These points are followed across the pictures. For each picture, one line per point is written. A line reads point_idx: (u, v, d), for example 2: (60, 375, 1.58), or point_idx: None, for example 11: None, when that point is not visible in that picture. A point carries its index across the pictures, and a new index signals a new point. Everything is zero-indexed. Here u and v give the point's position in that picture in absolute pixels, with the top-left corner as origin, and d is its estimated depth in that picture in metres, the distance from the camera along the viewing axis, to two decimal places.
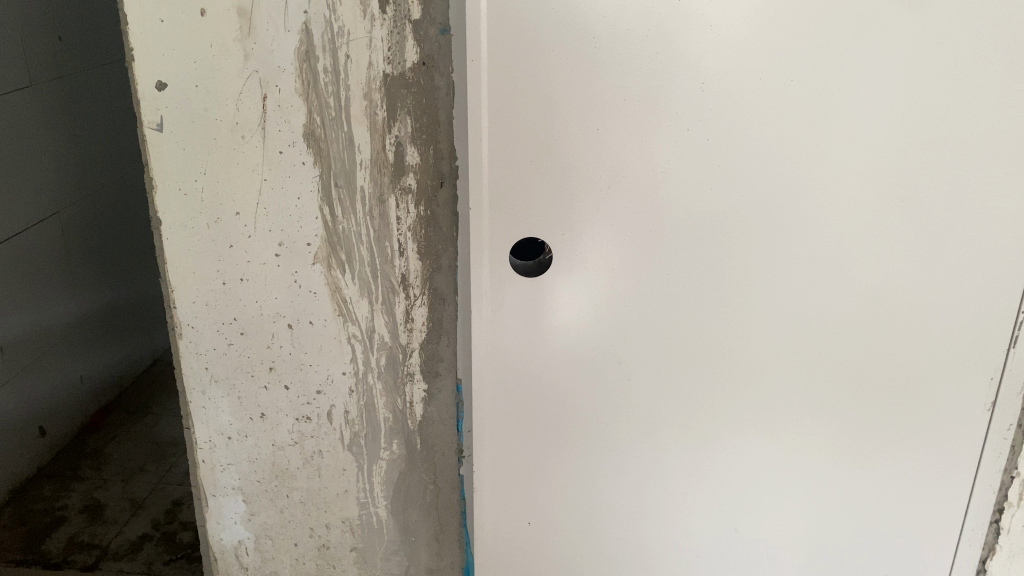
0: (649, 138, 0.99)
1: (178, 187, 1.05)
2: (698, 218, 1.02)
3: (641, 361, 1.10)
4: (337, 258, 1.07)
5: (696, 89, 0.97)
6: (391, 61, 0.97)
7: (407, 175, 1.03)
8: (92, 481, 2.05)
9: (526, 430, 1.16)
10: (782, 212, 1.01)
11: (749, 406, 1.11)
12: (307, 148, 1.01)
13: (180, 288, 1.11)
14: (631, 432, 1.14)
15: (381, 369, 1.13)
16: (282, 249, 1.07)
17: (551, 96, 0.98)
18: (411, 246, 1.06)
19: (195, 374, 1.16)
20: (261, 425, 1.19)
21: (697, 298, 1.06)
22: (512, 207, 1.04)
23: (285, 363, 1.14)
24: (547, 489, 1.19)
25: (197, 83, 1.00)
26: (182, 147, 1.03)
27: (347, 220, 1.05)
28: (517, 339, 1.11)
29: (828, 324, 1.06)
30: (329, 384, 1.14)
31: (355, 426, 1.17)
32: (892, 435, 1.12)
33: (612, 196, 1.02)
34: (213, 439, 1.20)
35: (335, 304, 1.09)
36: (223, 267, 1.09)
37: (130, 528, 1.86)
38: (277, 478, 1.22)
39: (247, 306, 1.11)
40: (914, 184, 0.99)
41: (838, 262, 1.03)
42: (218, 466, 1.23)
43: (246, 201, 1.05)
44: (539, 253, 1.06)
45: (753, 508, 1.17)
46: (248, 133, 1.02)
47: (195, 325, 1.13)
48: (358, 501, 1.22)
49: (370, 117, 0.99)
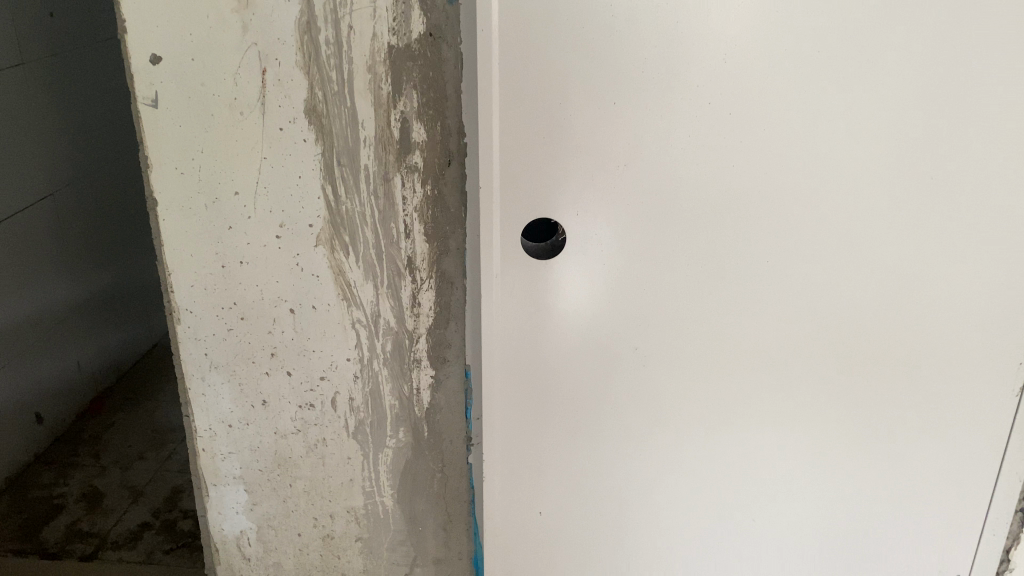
0: (668, 115, 0.95)
1: (175, 166, 1.01)
2: (718, 196, 0.98)
3: (659, 348, 1.06)
4: (341, 240, 1.03)
5: (718, 63, 0.92)
6: (396, 33, 0.93)
7: (412, 152, 0.98)
8: (91, 469, 2.01)
9: (536, 420, 1.11)
10: (810, 191, 0.97)
11: (771, 394, 1.08)
12: (308, 125, 0.97)
13: (177, 272, 1.07)
14: (645, 420, 1.10)
15: (386, 355, 1.09)
16: (284, 231, 1.03)
17: (566, 69, 0.93)
18: (417, 226, 1.02)
19: (194, 361, 1.12)
20: (262, 413, 1.14)
21: (717, 283, 1.02)
22: (523, 185, 0.99)
23: (287, 349, 1.10)
24: (560, 479, 1.15)
25: (194, 57, 0.95)
26: (179, 125, 0.99)
27: (350, 200, 1.01)
28: (529, 325, 1.06)
29: (855, 309, 1.02)
30: (333, 370, 1.10)
31: (360, 414, 1.13)
32: (917, 424, 1.08)
33: (629, 174, 0.97)
34: (213, 427, 1.16)
35: (339, 287, 1.05)
36: (223, 249, 1.05)
37: (129, 516, 1.82)
38: (280, 467, 1.18)
39: (247, 289, 1.07)
40: (944, 160, 0.95)
41: (866, 244, 0.99)
42: (218, 456, 1.18)
43: (245, 180, 1.01)
44: (551, 235, 1.01)
45: (773, 501, 1.14)
46: (246, 110, 0.97)
47: (193, 310, 1.09)
48: (364, 490, 1.18)
49: (375, 92, 0.95)
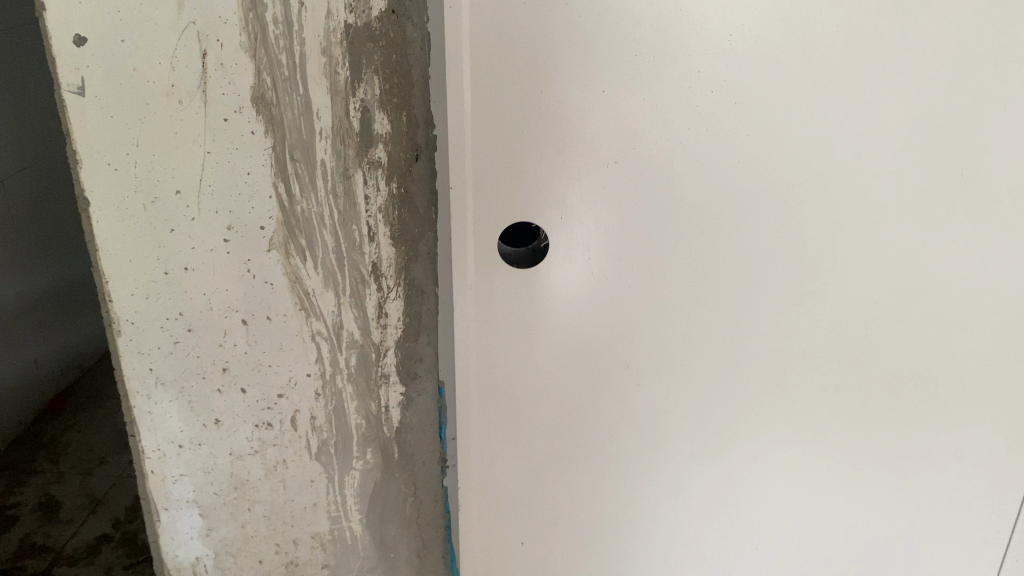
0: (665, 102, 0.85)
1: (106, 161, 0.82)
2: (714, 201, 0.89)
3: (651, 359, 0.98)
4: (297, 244, 0.89)
5: (720, 47, 0.82)
6: (354, 10, 0.80)
7: (375, 146, 0.86)
8: (47, 477, 1.90)
9: (515, 432, 1.07)
10: (821, 187, 0.88)
11: (773, 404, 1.00)
12: (256, 115, 0.81)
13: (110, 278, 0.88)
14: (632, 435, 1.04)
15: (351, 371, 0.97)
16: (232, 233, 0.87)
17: (550, 56, 0.84)
18: (382, 229, 0.90)
19: (135, 376, 0.93)
20: (216, 434, 0.98)
21: (714, 289, 0.94)
22: (501, 188, 0.92)
23: (242, 364, 0.94)
24: (541, 490, 1.11)
25: (123, 38, 0.77)
26: (110, 114, 0.80)
27: (306, 199, 0.86)
28: (511, 334, 1.01)
29: (866, 319, 0.94)
30: (292, 387, 0.97)
31: (324, 434, 1.00)
32: (930, 435, 1.01)
33: (617, 173, 0.89)
34: (161, 446, 0.99)
35: (296, 296, 0.91)
36: (165, 254, 0.87)
37: (86, 529, 1.72)
38: (238, 490, 1.03)
39: (194, 299, 0.90)
40: (967, 157, 0.86)
41: (876, 251, 0.90)
42: (169, 478, 1.01)
43: (187, 177, 0.83)
44: (531, 240, 0.94)
45: (770, 517, 1.07)
46: (186, 97, 0.80)
47: (134, 320, 0.90)
48: (330, 515, 1.06)
49: (331, 78, 0.82)
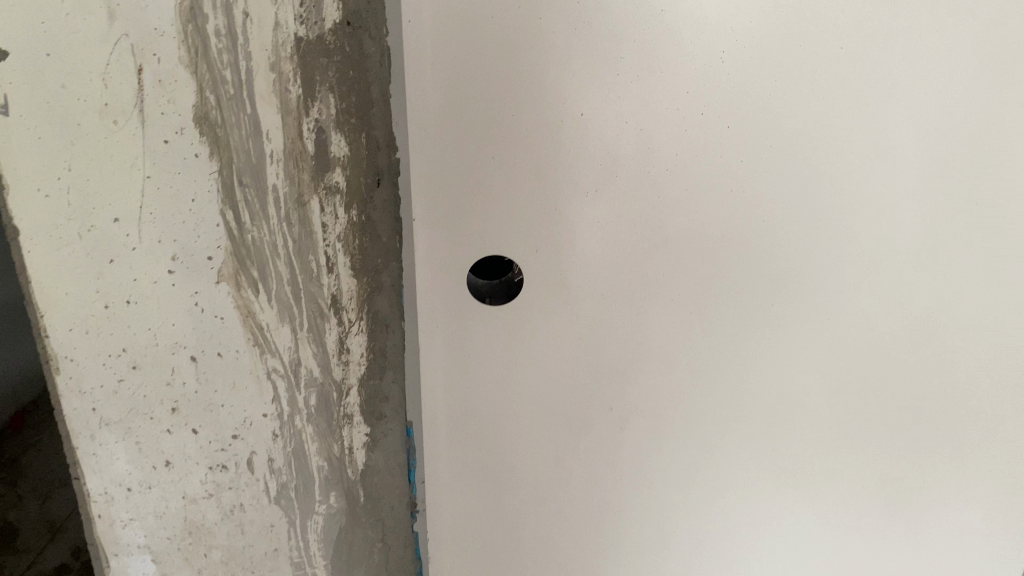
0: (648, 119, 0.79)
1: (32, 180, 0.71)
2: (693, 236, 0.84)
3: (631, 399, 0.94)
4: (249, 276, 0.78)
5: (704, 62, 0.76)
6: (305, 21, 0.72)
7: (332, 170, 0.79)
8: (8, 500, 1.99)
9: (492, 469, 1.04)
10: (810, 215, 0.82)
11: (759, 441, 0.94)
12: (199, 136, 0.71)
13: (42, 310, 0.77)
14: (614, 479, 0.99)
15: (312, 412, 0.89)
16: (177, 262, 0.76)
17: (523, 82, 0.79)
18: (341, 259, 0.83)
19: (75, 418, 0.82)
20: (166, 476, 0.87)
21: (696, 321, 0.88)
22: (471, 217, 0.88)
23: (194, 404, 0.83)
24: (522, 528, 1.07)
25: (48, 50, 0.67)
26: (33, 130, 0.70)
27: (257, 227, 0.77)
28: (485, 371, 0.97)
29: (858, 355, 0.88)
30: (247, 428, 0.86)
31: (283, 476, 0.91)
32: (928, 475, 0.95)
33: (594, 202, 0.84)
34: (107, 491, 0.87)
35: (249, 332, 0.81)
36: (104, 281, 0.76)
37: (46, 556, 1.80)
38: (192, 536, 0.92)
39: (138, 333, 0.79)
40: (970, 185, 0.80)
41: (869, 285, 0.85)
42: (117, 523, 0.90)
43: (125, 198, 0.73)
44: (504, 275, 0.89)
45: (752, 558, 1.02)
46: (120, 117, 0.70)
47: (75, 357, 0.79)
48: (292, 561, 0.97)
49: (282, 96, 0.73)
